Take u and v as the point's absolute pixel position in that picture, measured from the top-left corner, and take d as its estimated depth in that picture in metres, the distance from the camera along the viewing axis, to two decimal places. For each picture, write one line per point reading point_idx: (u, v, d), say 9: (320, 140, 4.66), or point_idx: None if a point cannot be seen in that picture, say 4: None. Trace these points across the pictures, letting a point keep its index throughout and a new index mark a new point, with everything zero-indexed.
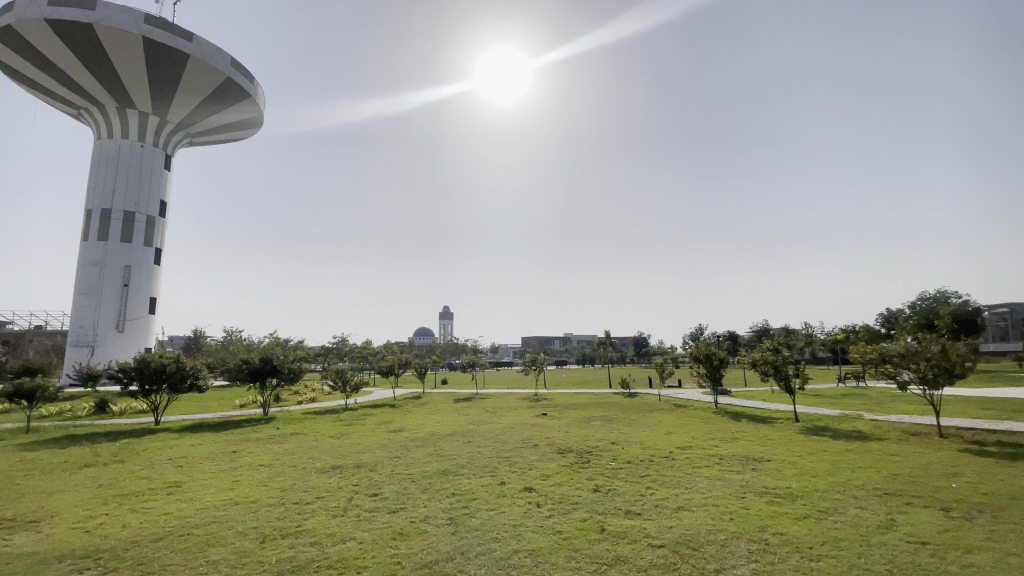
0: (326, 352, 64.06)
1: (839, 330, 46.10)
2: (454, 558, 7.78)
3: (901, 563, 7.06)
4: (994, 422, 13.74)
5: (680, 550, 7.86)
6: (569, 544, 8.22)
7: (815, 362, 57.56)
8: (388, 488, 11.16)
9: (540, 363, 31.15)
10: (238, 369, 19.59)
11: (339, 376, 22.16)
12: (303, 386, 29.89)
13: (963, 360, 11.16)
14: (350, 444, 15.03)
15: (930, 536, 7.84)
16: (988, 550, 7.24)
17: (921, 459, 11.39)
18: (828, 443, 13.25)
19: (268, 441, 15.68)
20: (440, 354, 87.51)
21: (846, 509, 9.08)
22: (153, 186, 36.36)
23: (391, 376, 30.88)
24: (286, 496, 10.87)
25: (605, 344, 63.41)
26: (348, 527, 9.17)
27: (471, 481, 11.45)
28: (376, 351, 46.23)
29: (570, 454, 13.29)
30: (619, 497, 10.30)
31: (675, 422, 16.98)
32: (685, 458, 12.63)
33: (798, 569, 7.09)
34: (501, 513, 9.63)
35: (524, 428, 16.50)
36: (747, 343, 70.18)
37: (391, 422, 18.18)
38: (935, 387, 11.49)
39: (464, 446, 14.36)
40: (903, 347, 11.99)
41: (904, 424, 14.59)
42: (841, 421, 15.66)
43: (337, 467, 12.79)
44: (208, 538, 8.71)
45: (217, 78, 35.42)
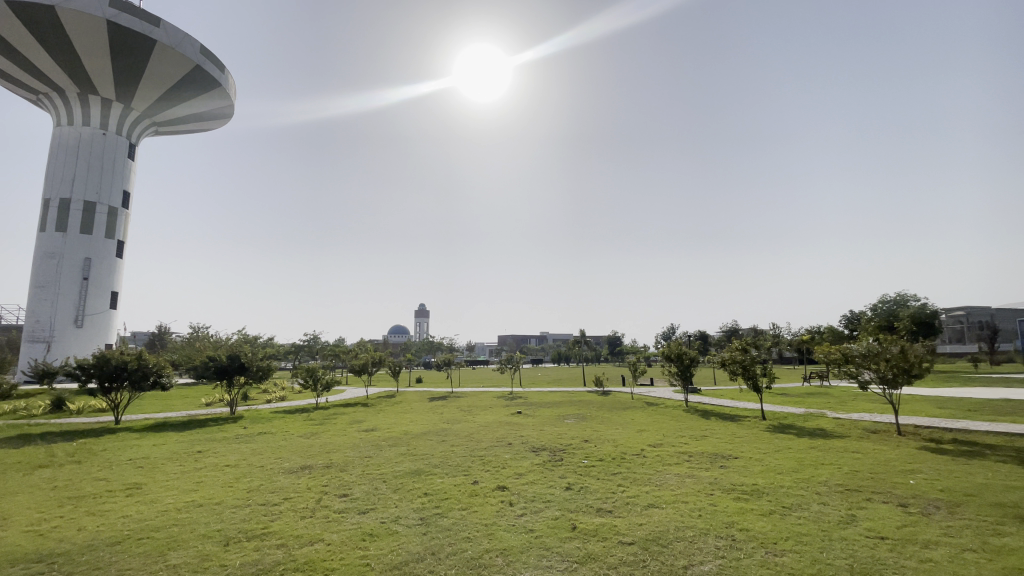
0: (297, 349, 62.75)
1: (805, 331, 47.59)
2: (424, 559, 7.69)
3: (861, 558, 7.30)
4: (949, 421, 14.38)
5: (649, 547, 7.96)
6: (540, 543, 8.23)
7: (782, 362, 59.33)
8: (358, 488, 10.98)
9: (515, 362, 31.22)
10: (203, 366, 18.95)
11: (310, 375, 21.72)
12: (273, 384, 29.25)
13: (921, 360, 11.61)
14: (320, 444, 14.73)
15: (888, 531, 8.13)
16: (942, 545, 7.54)
17: (881, 456, 11.82)
18: (794, 440, 13.61)
19: (235, 440, 15.25)
20: (415, 352, 86.91)
21: (809, 505, 9.35)
22: (116, 175, 34.88)
23: (364, 375, 30.35)
24: (253, 497, 10.57)
25: (580, 343, 64.00)
26: (317, 529, 8.97)
27: (444, 480, 11.34)
28: (350, 349, 45.58)
29: (543, 452, 13.33)
30: (591, 495, 10.39)
31: (647, 420, 17.23)
32: (656, 455, 12.80)
33: (762, 564, 7.25)
34: (474, 513, 9.57)
35: (498, 427, 16.45)
36: (718, 343, 71.88)
37: (363, 421, 17.93)
38: (894, 386, 11.92)
39: (438, 445, 14.26)
40: (865, 347, 12.40)
41: (865, 423, 15.14)
42: (805, 419, 16.15)
43: (306, 467, 12.52)
44: (170, 541, 8.41)
45: (186, 66, 34.09)
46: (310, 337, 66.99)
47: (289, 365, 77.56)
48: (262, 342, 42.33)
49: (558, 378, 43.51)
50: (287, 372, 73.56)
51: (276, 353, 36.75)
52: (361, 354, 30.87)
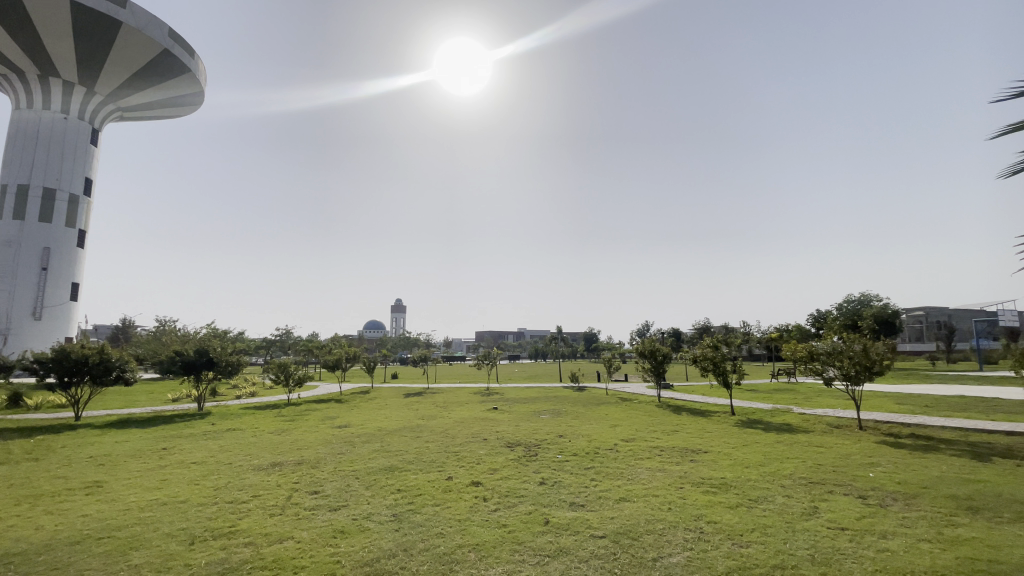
0: (269, 343, 61.43)
1: (774, 329, 48.89)
2: (396, 555, 7.63)
3: (822, 548, 7.56)
4: (907, 416, 14.99)
5: (620, 540, 8.08)
6: (513, 537, 8.26)
7: (752, 359, 60.96)
8: (330, 485, 10.83)
9: (492, 358, 31.22)
10: (170, 361, 18.35)
11: (282, 370, 21.28)
12: (243, 380, 28.56)
13: (881, 358, 12.02)
14: (291, 440, 14.46)
15: (849, 522, 8.44)
16: (900, 535, 7.86)
17: (843, 450, 12.26)
18: (761, 435, 14.00)
19: (202, 437, 14.84)
20: (391, 348, 86.03)
21: (774, 498, 9.63)
22: (77, 161, 33.42)
23: (338, 371, 29.85)
24: (220, 495, 10.31)
25: (557, 339, 64.39)
26: (286, 526, 8.80)
27: (418, 476, 11.28)
28: (323, 345, 44.85)
29: (518, 448, 13.38)
30: (565, 489, 10.48)
31: (621, 416, 17.45)
32: (629, 450, 12.99)
33: (729, 555, 7.44)
34: (448, 508, 9.54)
35: (473, 422, 16.44)
36: (690, 340, 73.37)
37: (336, 417, 17.68)
38: (856, 383, 12.33)
39: (412, 441, 14.17)
40: (830, 345, 12.79)
41: (829, 418, 15.67)
42: (773, 415, 16.60)
43: (276, 464, 12.28)
44: (132, 540, 8.14)
45: (155, 50, 32.82)
46: (284, 331, 65.62)
47: (261, 360, 75.86)
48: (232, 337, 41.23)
49: (534, 373, 43.67)
50: (259, 367, 71.89)
51: (246, 348, 35.83)
52: (335, 350, 30.32)
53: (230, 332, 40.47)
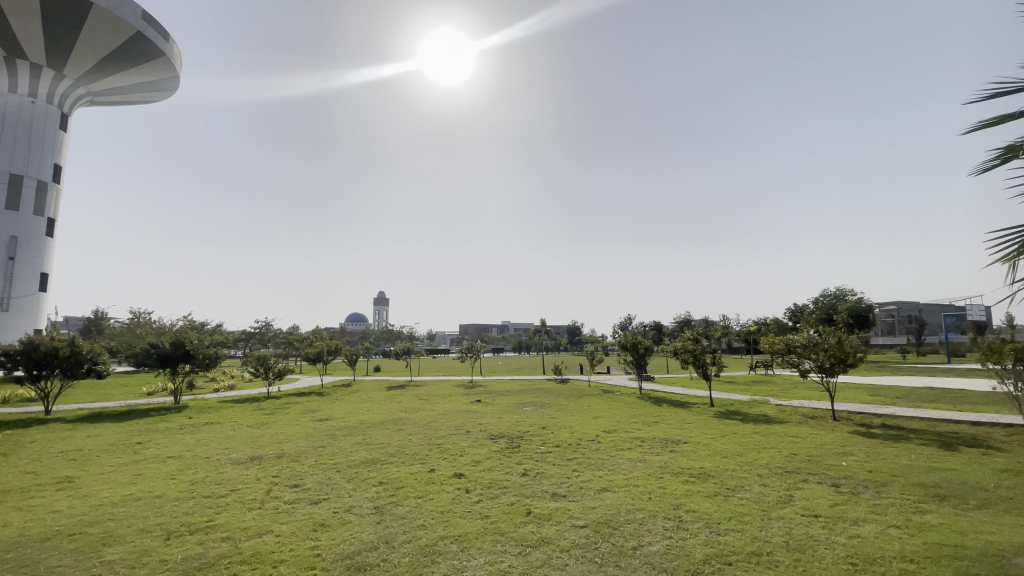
0: (248, 336, 60.44)
1: (752, 322, 49.86)
2: (377, 548, 7.60)
3: (796, 535, 7.76)
4: (879, 407, 15.46)
5: (601, 529, 8.18)
6: (495, 528, 8.30)
7: (731, 351, 62.23)
8: (310, 478, 10.74)
9: (476, 351, 31.23)
10: (144, 354, 17.88)
11: (261, 363, 20.95)
12: (222, 373, 28.08)
13: (855, 350, 12.37)
14: (271, 433, 14.27)
15: (822, 509, 8.69)
16: (871, 522, 8.13)
17: (817, 440, 12.59)
18: (739, 426, 14.29)
19: (179, 431, 14.53)
20: (373, 341, 85.55)
21: (751, 487, 9.86)
22: (46, 147, 32.28)
23: (319, 364, 29.47)
24: (197, 490, 10.13)
25: (540, 332, 64.75)
26: (265, 520, 8.69)
27: (401, 469, 11.24)
28: (304, 337, 44.32)
29: (501, 439, 13.44)
30: (547, 480, 10.57)
31: (603, 407, 17.65)
32: (610, 441, 13.14)
33: (707, 543, 7.59)
34: (430, 500, 9.54)
35: (456, 415, 16.42)
36: (671, 333, 74.46)
37: (318, 410, 17.50)
38: (831, 374, 12.66)
39: (394, 434, 14.11)
40: (806, 338, 13.10)
41: (804, 409, 16.07)
42: (750, 406, 16.97)
43: (256, 457, 12.11)
44: (105, 536, 7.94)
45: (127, 33, 31.70)
46: (263, 324, 64.59)
47: (241, 353, 74.60)
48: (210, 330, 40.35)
49: (518, 366, 43.74)
50: (238, 360, 70.74)
51: (224, 340, 35.21)
52: (316, 342, 29.87)
53: (207, 325, 39.63)
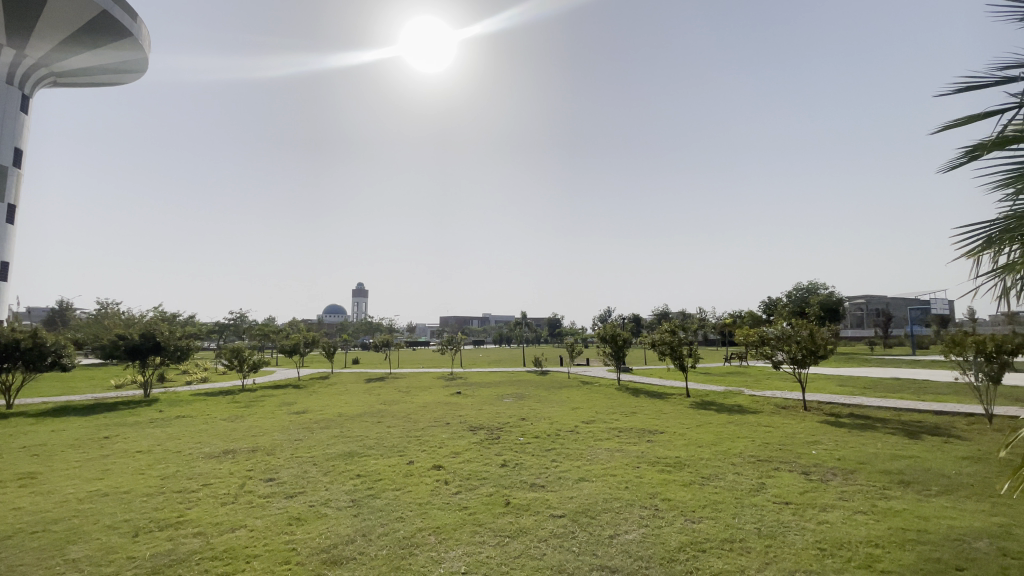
0: (221, 328, 59.19)
1: (728, 315, 50.84)
2: (354, 541, 7.53)
3: (767, 522, 7.97)
4: (848, 397, 15.94)
5: (579, 519, 8.27)
6: (473, 519, 8.31)
7: (707, 343, 63.58)
8: (286, 471, 10.58)
9: (456, 343, 31.15)
10: (112, 345, 17.28)
11: (235, 355, 20.48)
12: (194, 365, 27.43)
13: (825, 342, 12.69)
14: (246, 427, 14.00)
15: (792, 496, 8.95)
16: (839, 508, 8.41)
17: (788, 429, 12.94)
18: (715, 416, 14.58)
19: (149, 425, 14.11)
20: (352, 333, 84.89)
21: (725, 475, 10.09)
22: (5, 130, 30.77)
23: (296, 356, 28.96)
24: (168, 485, 9.87)
25: (521, 325, 65.04)
26: (239, 515, 8.53)
27: (379, 461, 11.14)
28: (281, 329, 43.60)
29: (480, 431, 13.44)
30: (526, 470, 10.63)
31: (582, 398, 17.82)
32: (589, 432, 13.28)
33: (682, 531, 7.73)
34: (408, 493, 9.49)
35: (436, 407, 16.36)
36: (649, 325, 75.61)
37: (294, 403, 17.23)
38: (802, 366, 12.98)
39: (373, 426, 13.97)
40: (780, 331, 13.39)
41: (777, 399, 16.48)
42: (725, 397, 17.32)
43: (229, 451, 11.87)
44: (70, 534, 7.69)
45: (92, 11, 30.29)
46: (238, 316, 63.27)
47: (215, 345, 72.99)
48: (183, 322, 39.39)
49: (498, 358, 43.75)
50: (211, 352, 69.18)
51: (197, 332, 34.37)
52: (292, 334, 29.31)
53: (179, 316, 38.57)
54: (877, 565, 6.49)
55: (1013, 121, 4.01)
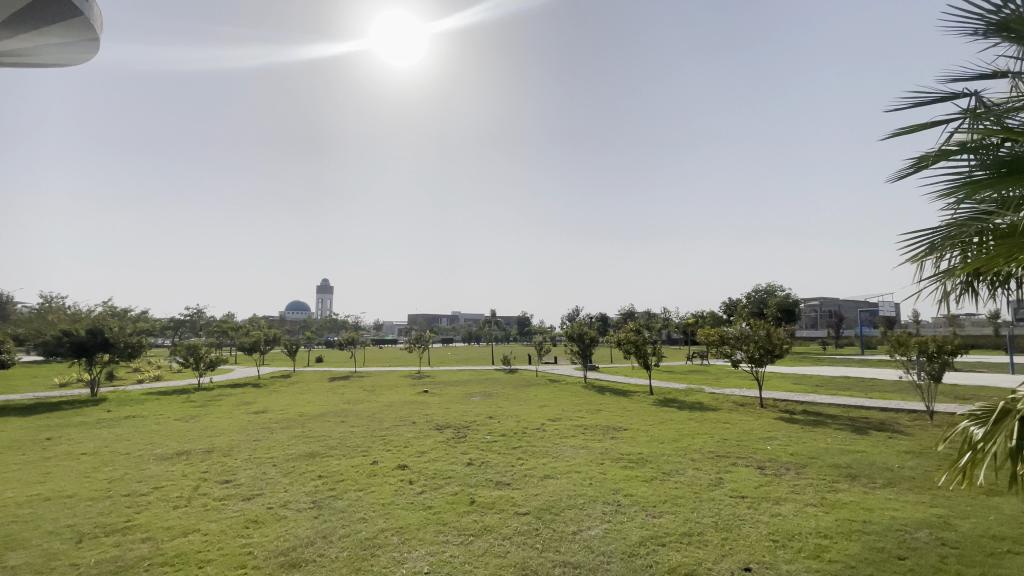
0: (176, 324, 56.72)
1: (691, 315, 52.25)
2: (314, 543, 7.37)
3: (724, 515, 8.23)
4: (802, 395, 16.64)
5: (543, 516, 8.34)
6: (437, 519, 8.26)
7: (671, 342, 65.33)
8: (244, 473, 10.25)
9: (424, 341, 30.90)
10: (55, 342, 16.28)
11: (191, 352, 19.67)
12: (144, 363, 26.13)
13: (781, 342, 13.17)
14: (201, 427, 13.47)
15: (748, 490, 9.28)
16: (792, 501, 8.77)
17: (745, 426, 13.41)
18: (676, 413, 14.96)
19: (96, 426, 13.40)
20: (316, 331, 83.04)
21: (685, 471, 10.37)
22: None
23: (256, 354, 28.07)
24: (115, 488, 9.41)
25: (489, 324, 64.90)
26: (192, 519, 8.21)
27: (341, 462, 10.93)
28: (240, 326, 42.18)
29: (447, 430, 13.36)
30: (491, 469, 10.64)
31: (549, 396, 17.96)
32: (555, 429, 13.40)
33: (642, 526, 7.88)
34: (371, 493, 9.35)
35: (402, 406, 16.18)
36: (615, 325, 77.03)
37: (253, 403, 16.69)
38: (759, 365, 13.47)
39: (336, 426, 13.69)
40: (739, 331, 13.83)
41: (736, 397, 17.06)
42: (688, 394, 17.80)
43: (183, 452, 11.40)
44: (6, 541, 7.23)
45: None
46: (194, 313, 60.81)
47: (168, 341, 69.68)
48: (135, 317, 37.65)
49: (465, 357, 43.67)
50: (164, 348, 66.18)
51: (149, 329, 32.77)
52: (251, 331, 28.38)
53: (129, 312, 36.68)
54: (825, 555, 6.80)
55: (954, 133, 4.29)
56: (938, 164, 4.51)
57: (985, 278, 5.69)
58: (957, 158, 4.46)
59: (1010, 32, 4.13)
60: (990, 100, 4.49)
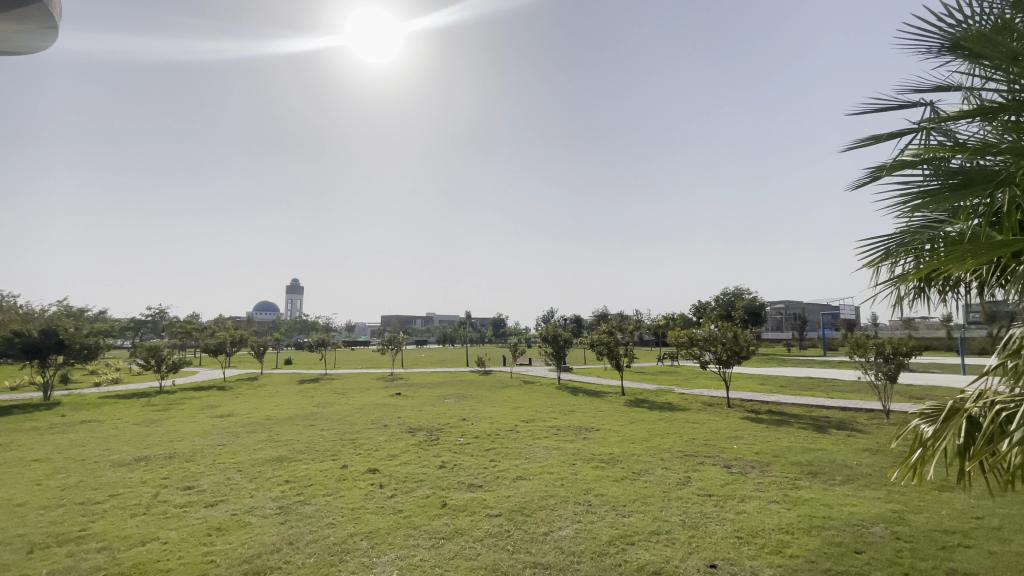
0: (135, 325, 54.57)
1: (662, 317, 53.32)
2: (280, 550, 7.21)
3: (692, 514, 8.41)
4: (767, 395, 17.16)
5: (515, 517, 8.36)
6: (408, 522, 8.19)
7: (643, 344, 66.53)
8: (207, 479, 9.95)
9: (397, 342, 30.62)
10: (4, 344, 15.45)
11: (152, 354, 18.96)
12: (101, 365, 25.01)
13: (748, 344, 13.53)
14: (162, 432, 13.00)
15: (715, 489, 9.52)
16: (756, 498, 9.04)
17: (714, 425, 13.74)
18: (647, 413, 15.23)
19: (48, 431, 12.79)
20: (285, 331, 81.28)
21: (654, 470, 10.56)
22: None
23: (221, 355, 27.25)
24: (69, 496, 8.99)
25: (464, 326, 64.64)
26: (152, 527, 7.92)
27: (310, 466, 10.73)
28: (204, 327, 40.88)
29: (419, 433, 13.26)
30: (464, 471, 10.62)
31: (522, 398, 18.00)
32: (527, 431, 13.47)
33: (612, 525, 7.98)
34: (341, 497, 9.21)
35: (373, 409, 15.98)
36: (590, 326, 77.92)
37: (218, 406, 16.21)
38: (727, 366, 13.84)
39: (305, 430, 13.42)
40: (707, 333, 14.14)
41: (705, 397, 17.48)
42: (659, 395, 18.14)
43: (142, 458, 11.00)
44: None
45: None
46: (156, 313, 58.60)
47: (128, 341, 66.91)
48: (91, 316, 36.03)
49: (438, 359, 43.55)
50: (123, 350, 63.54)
51: (106, 329, 31.37)
52: (217, 333, 27.54)
53: (84, 312, 35.01)
54: (787, 550, 7.02)
55: (911, 146, 4.50)
56: (895, 174, 4.74)
57: (937, 283, 6.00)
58: (913, 169, 4.69)
59: (961, 51, 4.36)
60: (943, 114, 4.72)
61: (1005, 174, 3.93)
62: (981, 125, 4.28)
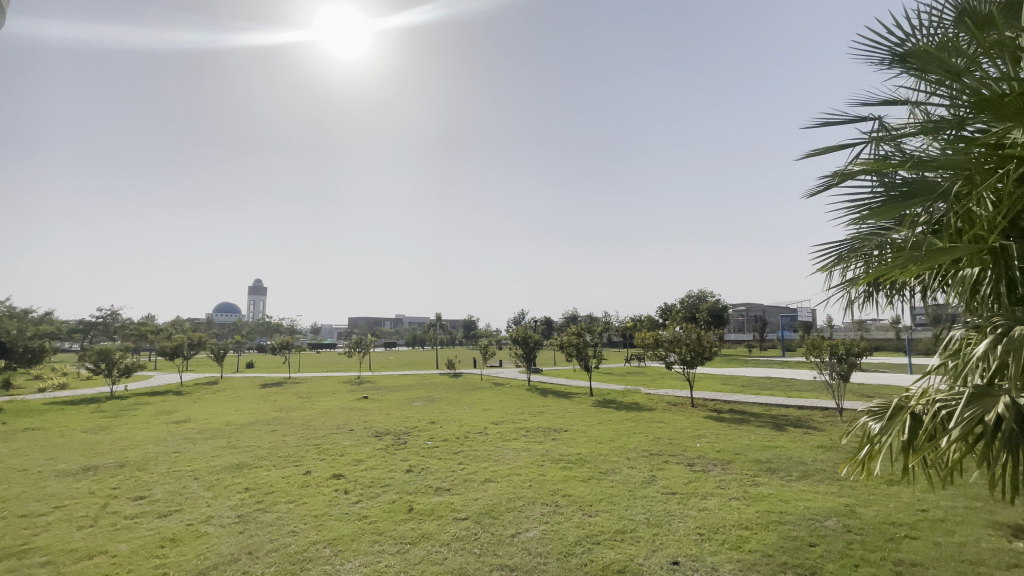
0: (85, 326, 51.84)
1: (630, 319, 54.27)
2: (239, 560, 7.00)
3: (656, 512, 8.59)
4: (730, 395, 17.71)
5: (482, 520, 8.36)
6: (373, 528, 8.07)
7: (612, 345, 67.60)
8: (161, 488, 9.55)
9: (365, 344, 30.20)
10: None
11: (103, 358, 18.09)
12: (47, 369, 23.67)
13: (711, 345, 13.90)
14: (112, 439, 12.40)
15: (679, 487, 9.75)
16: (717, 495, 9.32)
17: (678, 425, 14.07)
18: (614, 414, 15.49)
19: None
20: (248, 333, 78.77)
21: (621, 469, 10.74)
22: None
23: (178, 358, 26.20)
24: (7, 509, 8.46)
25: (434, 328, 64.22)
26: (100, 540, 7.55)
27: (272, 473, 10.44)
28: (160, 329, 39.23)
29: (386, 436, 13.10)
30: (431, 475, 10.54)
31: (490, 400, 18.01)
32: (496, 433, 13.48)
33: (578, 526, 8.08)
34: (304, 504, 9.00)
35: (339, 413, 15.69)
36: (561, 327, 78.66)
37: (173, 412, 15.59)
38: (691, 366, 14.19)
39: (267, 435, 13.06)
40: (672, 334, 14.47)
41: (670, 397, 17.91)
42: (626, 395, 18.46)
43: (90, 468, 10.46)
44: None
45: None
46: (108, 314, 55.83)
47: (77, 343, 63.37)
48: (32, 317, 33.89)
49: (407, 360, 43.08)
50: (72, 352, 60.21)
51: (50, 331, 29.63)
52: (173, 334, 26.41)
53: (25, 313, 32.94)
54: (746, 545, 7.26)
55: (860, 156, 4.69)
56: (846, 182, 4.95)
57: (884, 287, 6.33)
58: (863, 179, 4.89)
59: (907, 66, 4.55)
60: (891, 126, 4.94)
61: (946, 186, 4.15)
62: (924, 139, 4.49)
